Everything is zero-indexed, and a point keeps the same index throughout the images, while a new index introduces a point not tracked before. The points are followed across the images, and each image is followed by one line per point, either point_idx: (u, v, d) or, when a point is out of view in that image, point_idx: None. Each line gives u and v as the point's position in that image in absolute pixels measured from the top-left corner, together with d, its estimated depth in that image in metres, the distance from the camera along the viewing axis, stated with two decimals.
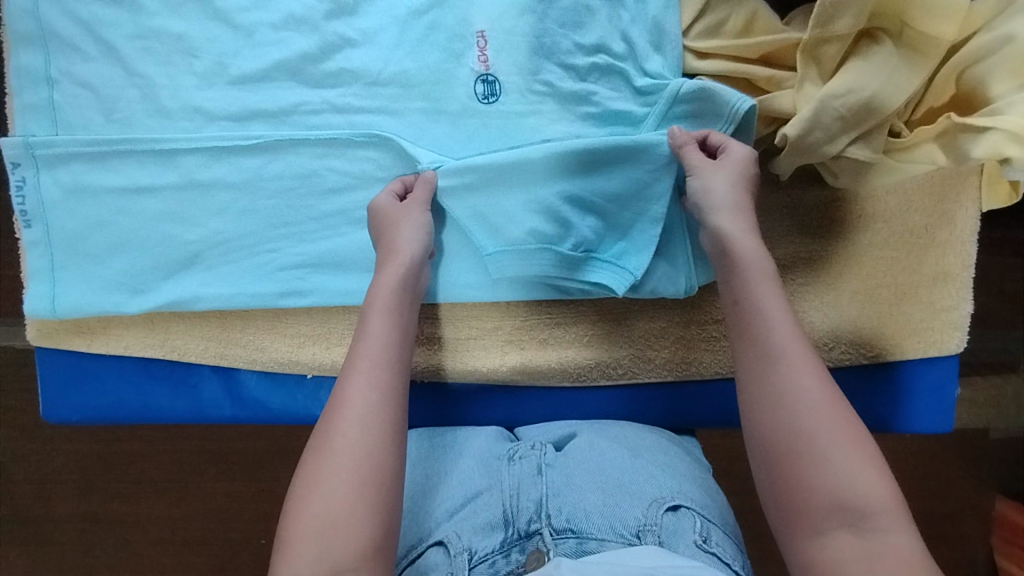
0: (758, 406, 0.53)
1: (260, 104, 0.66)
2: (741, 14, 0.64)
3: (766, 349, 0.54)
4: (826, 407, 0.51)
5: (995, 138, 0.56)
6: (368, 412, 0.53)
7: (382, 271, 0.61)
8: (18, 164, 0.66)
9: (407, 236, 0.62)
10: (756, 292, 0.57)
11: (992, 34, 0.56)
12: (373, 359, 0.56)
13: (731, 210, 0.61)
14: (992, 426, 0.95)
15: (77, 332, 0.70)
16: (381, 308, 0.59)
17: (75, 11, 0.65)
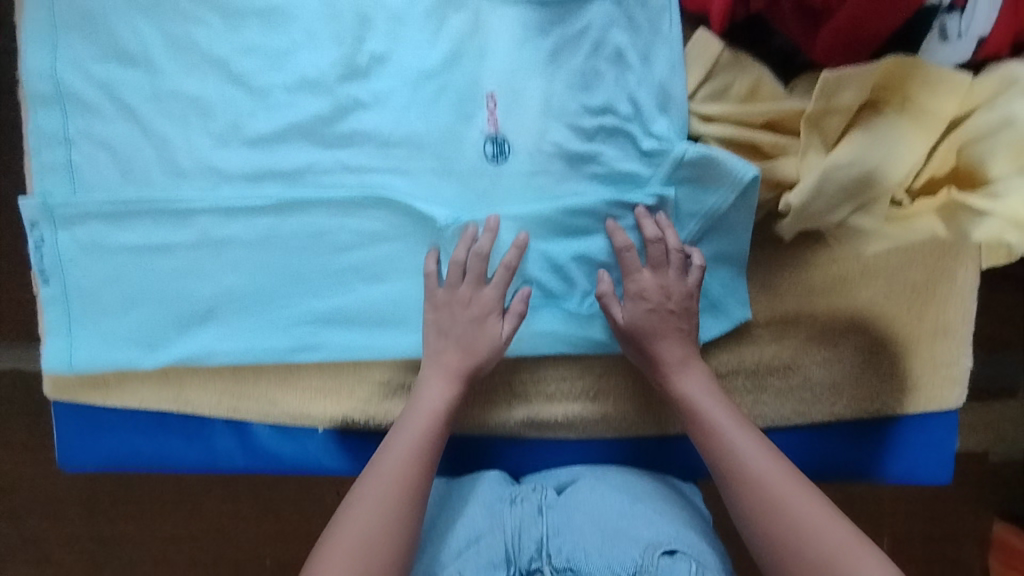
0: (742, 512, 0.59)
1: (275, 165, 0.67)
2: (745, 80, 0.65)
3: (726, 464, 0.61)
4: (804, 500, 0.57)
5: (994, 222, 0.56)
6: (391, 490, 0.59)
7: (428, 381, 0.66)
8: (37, 224, 0.67)
9: (462, 358, 0.66)
10: (706, 413, 0.64)
11: (993, 112, 0.56)
12: (414, 449, 0.61)
13: (672, 358, 0.67)
14: (991, 450, 0.96)
15: (91, 385, 0.71)
16: (428, 410, 0.64)
17: (93, 72, 0.65)
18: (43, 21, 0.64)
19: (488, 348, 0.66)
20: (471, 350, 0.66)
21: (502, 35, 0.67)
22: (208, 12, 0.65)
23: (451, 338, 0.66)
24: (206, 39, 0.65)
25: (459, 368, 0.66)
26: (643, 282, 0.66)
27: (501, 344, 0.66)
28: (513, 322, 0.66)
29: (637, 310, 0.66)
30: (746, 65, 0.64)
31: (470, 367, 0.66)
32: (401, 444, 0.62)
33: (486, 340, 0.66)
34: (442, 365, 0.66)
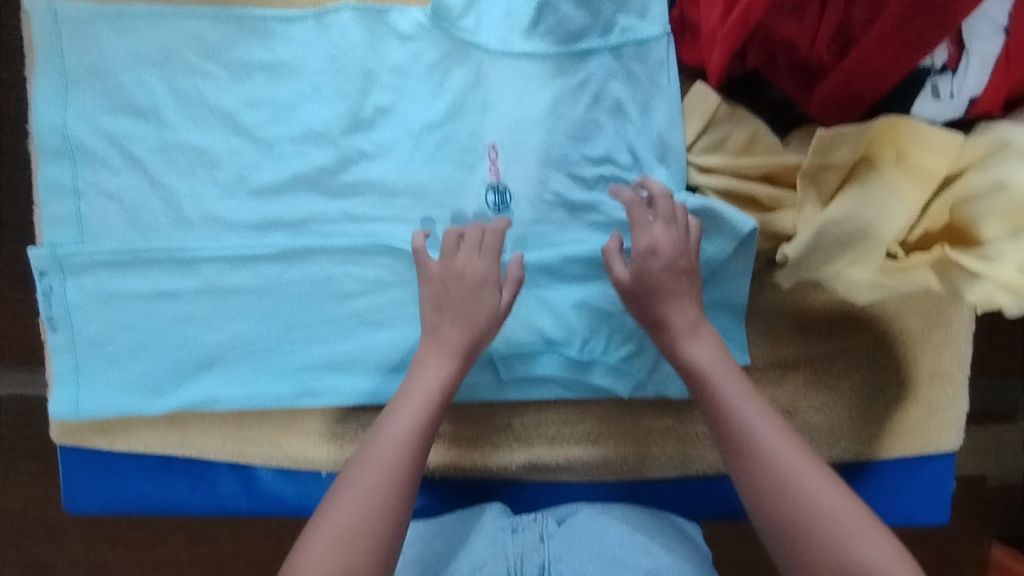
0: (750, 494, 0.57)
1: (280, 215, 0.68)
2: (742, 133, 0.65)
3: (736, 443, 0.58)
4: (814, 482, 0.55)
5: (984, 286, 0.57)
6: (387, 480, 0.57)
7: (422, 359, 0.63)
8: (45, 273, 0.68)
9: (461, 336, 0.63)
10: (717, 386, 0.60)
11: (985, 174, 0.57)
12: (407, 435, 0.59)
13: (683, 324, 0.62)
14: (990, 474, 0.96)
15: (97, 430, 0.72)
16: (422, 390, 0.61)
17: (102, 125, 0.67)
18: (54, 76, 0.66)
19: (484, 317, 0.62)
20: (468, 327, 0.63)
21: (503, 87, 0.68)
22: (215, 65, 0.67)
23: (447, 312, 0.63)
24: (214, 92, 0.67)
25: (454, 349, 0.62)
26: (652, 237, 0.62)
27: (499, 313, 0.63)
28: (513, 288, 0.63)
29: (646, 264, 0.61)
30: (743, 118, 0.65)
31: (468, 345, 0.63)
32: (392, 432, 0.59)
33: (482, 312, 0.62)
34: (437, 342, 0.63)
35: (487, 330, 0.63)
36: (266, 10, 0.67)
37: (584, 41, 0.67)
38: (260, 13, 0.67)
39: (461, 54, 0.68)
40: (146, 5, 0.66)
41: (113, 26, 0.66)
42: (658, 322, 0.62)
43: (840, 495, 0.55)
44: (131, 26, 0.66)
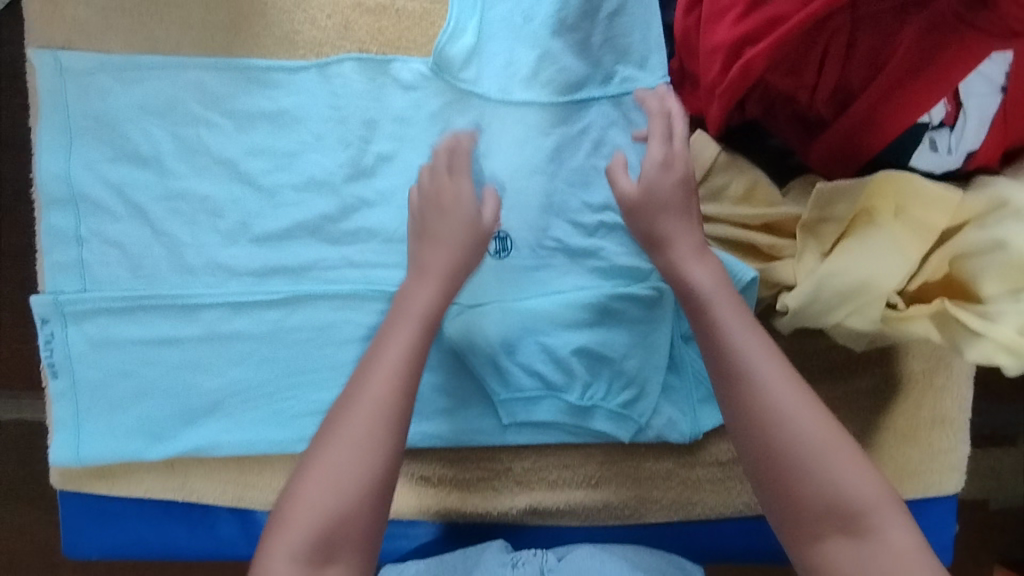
0: (742, 427, 0.55)
1: (281, 261, 0.69)
2: (742, 181, 0.65)
3: (734, 373, 0.55)
4: (812, 417, 0.53)
5: (986, 345, 0.56)
6: (376, 418, 0.54)
7: (411, 282, 0.60)
8: (48, 320, 0.68)
9: (451, 260, 0.60)
10: (717, 316, 0.57)
11: (983, 230, 0.57)
12: (394, 368, 0.56)
13: (684, 235, 0.59)
14: (992, 497, 0.95)
15: (98, 476, 0.71)
16: (412, 317, 0.58)
17: (106, 174, 0.68)
18: (58, 127, 0.68)
19: (469, 236, 0.60)
20: (457, 245, 0.60)
21: (503, 136, 0.69)
22: (218, 113, 0.69)
23: (438, 234, 0.61)
24: (215, 142, 0.69)
25: (442, 269, 0.60)
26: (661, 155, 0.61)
27: (483, 231, 0.61)
28: (494, 207, 0.62)
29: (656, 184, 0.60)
30: (741, 167, 0.65)
31: (452, 267, 0.60)
32: (383, 363, 0.56)
33: (465, 229, 0.60)
34: (423, 267, 0.60)
35: (473, 246, 0.61)
36: (271, 59, 0.70)
37: (585, 90, 0.69)
38: (265, 62, 0.69)
39: (458, 101, 0.69)
40: (154, 58, 0.69)
41: (119, 77, 0.68)
42: (660, 241, 0.60)
43: (837, 427, 0.54)
44: (138, 77, 0.68)
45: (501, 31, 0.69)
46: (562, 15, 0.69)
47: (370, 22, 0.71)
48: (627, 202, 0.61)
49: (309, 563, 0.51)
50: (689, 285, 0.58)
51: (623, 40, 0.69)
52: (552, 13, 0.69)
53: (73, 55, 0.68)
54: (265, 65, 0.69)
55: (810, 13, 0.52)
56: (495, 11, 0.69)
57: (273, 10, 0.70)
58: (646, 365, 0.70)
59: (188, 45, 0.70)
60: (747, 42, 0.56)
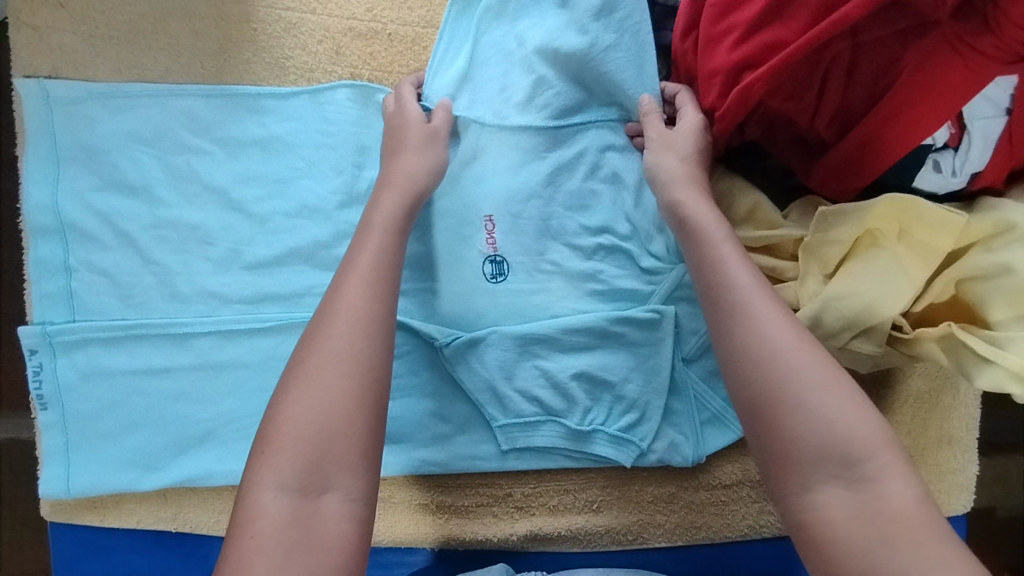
0: (731, 355, 0.52)
1: (274, 288, 0.68)
2: (743, 203, 0.64)
3: (724, 297, 0.54)
4: (805, 348, 0.50)
5: (995, 371, 0.54)
6: (360, 322, 0.54)
7: (382, 195, 0.61)
8: (35, 351, 0.67)
9: (414, 165, 0.63)
10: (710, 240, 0.57)
11: (989, 254, 0.56)
12: (368, 275, 0.56)
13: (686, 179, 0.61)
14: (998, 505, 0.94)
15: (89, 507, 0.70)
16: (377, 225, 0.59)
17: (94, 204, 0.67)
18: (45, 155, 0.67)
19: (422, 136, 0.64)
20: (411, 149, 0.63)
21: (496, 161, 0.69)
22: (207, 139, 0.68)
23: (398, 146, 0.64)
24: (206, 170, 0.68)
25: (402, 174, 0.62)
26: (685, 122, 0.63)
27: (429, 132, 0.65)
28: (444, 116, 0.66)
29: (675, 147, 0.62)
30: (741, 190, 0.65)
31: (412, 170, 0.62)
32: (354, 273, 0.55)
33: (417, 133, 0.64)
34: (387, 176, 0.62)
35: (423, 143, 0.64)
36: (261, 86, 0.70)
37: (581, 114, 0.69)
38: (256, 90, 0.69)
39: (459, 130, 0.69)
40: (142, 85, 0.68)
41: (105, 105, 0.67)
42: (676, 175, 0.61)
43: (830, 364, 0.50)
44: (126, 104, 0.68)
45: (494, 55, 0.70)
46: (556, 48, 0.67)
47: (361, 47, 0.71)
48: (655, 143, 0.63)
49: (303, 493, 0.48)
50: (687, 216, 0.59)
51: (609, 77, 0.67)
52: (547, 44, 0.67)
53: (57, 83, 0.67)
54: (257, 91, 0.69)
55: (810, 38, 0.51)
56: (488, 36, 0.70)
57: (263, 37, 0.70)
58: (647, 388, 0.69)
59: (176, 73, 0.69)
60: (745, 68, 0.56)
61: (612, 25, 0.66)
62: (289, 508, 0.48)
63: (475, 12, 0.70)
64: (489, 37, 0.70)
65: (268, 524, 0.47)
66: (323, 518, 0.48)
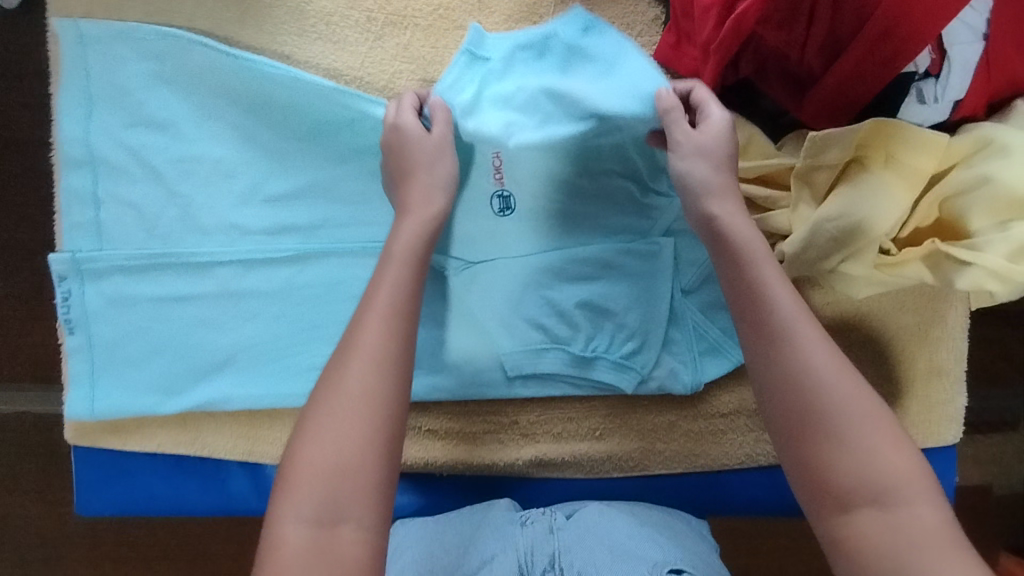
0: (774, 387, 0.53)
1: (293, 220, 0.72)
2: (738, 137, 0.67)
3: (771, 328, 0.53)
4: (848, 381, 0.51)
5: (975, 273, 0.59)
6: (382, 356, 0.53)
7: (401, 219, 0.60)
8: (65, 278, 0.70)
9: (427, 184, 0.61)
10: (754, 266, 0.56)
11: (971, 170, 0.60)
12: (389, 309, 0.55)
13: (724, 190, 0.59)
14: (996, 483, 0.98)
15: (112, 431, 0.73)
16: (397, 255, 0.57)
17: (122, 139, 0.70)
18: (79, 93, 0.70)
19: (431, 148, 0.61)
20: (425, 166, 0.61)
21: None
22: (231, 96, 0.71)
23: (409, 167, 0.62)
24: (230, 121, 0.71)
25: (419, 196, 0.61)
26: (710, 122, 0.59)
27: (434, 144, 0.62)
28: (442, 117, 0.62)
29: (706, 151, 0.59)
30: (739, 124, 0.67)
31: (428, 185, 0.61)
32: (374, 308, 0.54)
33: (427, 148, 0.61)
34: (404, 203, 0.61)
35: (435, 159, 0.61)
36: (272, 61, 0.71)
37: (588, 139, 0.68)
38: (271, 65, 0.70)
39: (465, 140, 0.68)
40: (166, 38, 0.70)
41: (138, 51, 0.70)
42: (712, 184, 0.58)
43: (873, 397, 0.51)
44: (159, 55, 0.70)
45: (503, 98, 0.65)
46: (562, 92, 0.61)
47: None
48: (687, 148, 0.59)
49: (318, 524, 0.48)
50: (728, 239, 0.57)
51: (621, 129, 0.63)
52: (552, 88, 0.62)
53: (91, 25, 0.70)
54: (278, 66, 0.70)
55: None
56: (493, 91, 0.66)
57: None
58: (648, 316, 0.72)
59: (202, 15, 0.72)
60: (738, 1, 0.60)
61: (616, 83, 0.62)
62: (307, 540, 0.48)
63: (481, 70, 0.66)
64: (492, 89, 0.66)
65: (288, 556, 0.47)
66: (341, 547, 0.48)
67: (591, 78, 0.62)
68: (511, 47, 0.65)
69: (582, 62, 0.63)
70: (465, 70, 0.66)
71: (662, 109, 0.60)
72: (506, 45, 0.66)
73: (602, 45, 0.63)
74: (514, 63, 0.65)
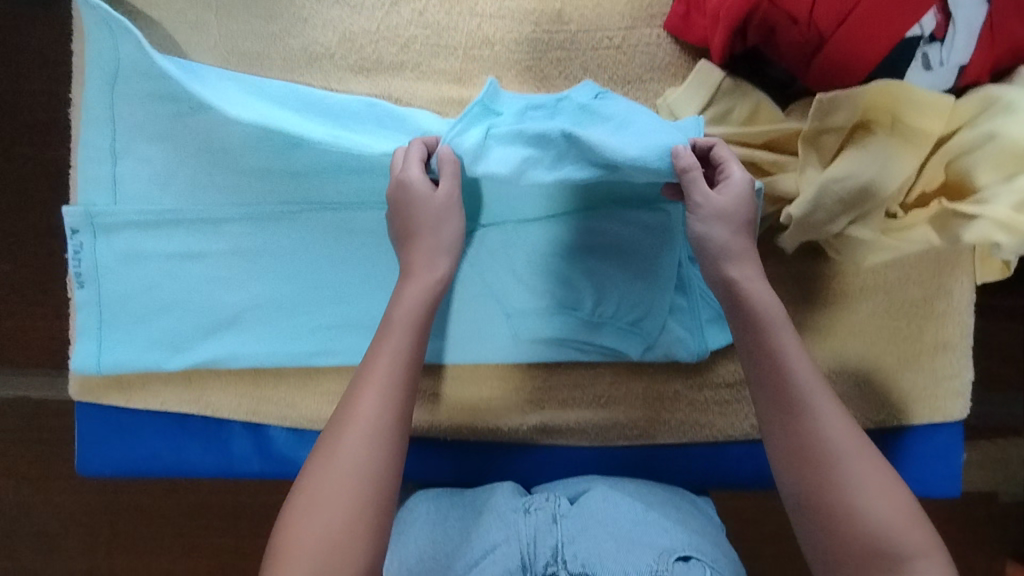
0: (786, 455, 0.56)
1: (305, 181, 0.71)
2: (745, 104, 0.69)
3: (784, 400, 0.56)
4: (857, 450, 0.54)
5: (984, 225, 0.59)
6: (379, 428, 0.54)
7: (403, 285, 0.61)
8: (77, 231, 0.70)
9: (431, 248, 0.62)
10: (762, 341, 0.58)
11: (974, 130, 0.61)
12: (388, 380, 0.56)
13: (742, 254, 0.60)
14: (1002, 490, 0.97)
15: (116, 388, 0.73)
16: (396, 324, 0.59)
17: (143, 95, 0.69)
18: (102, 74, 0.68)
19: (439, 208, 0.61)
20: (430, 230, 0.61)
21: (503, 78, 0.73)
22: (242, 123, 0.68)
23: (413, 230, 0.62)
24: (240, 137, 0.70)
25: (424, 261, 0.61)
26: (732, 185, 0.59)
27: (441, 204, 0.61)
28: (450, 171, 0.61)
29: (728, 214, 0.59)
30: (746, 91, 0.68)
31: (431, 250, 0.61)
32: (374, 377, 0.56)
33: (431, 210, 0.61)
34: (408, 267, 0.62)
35: (440, 223, 0.61)
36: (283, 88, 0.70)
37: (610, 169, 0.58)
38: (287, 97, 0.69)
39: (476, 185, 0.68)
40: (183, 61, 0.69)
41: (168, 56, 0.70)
42: (730, 249, 0.59)
43: (880, 469, 0.54)
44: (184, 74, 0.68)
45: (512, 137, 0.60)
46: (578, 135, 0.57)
47: None
48: (708, 211, 0.59)
49: None
50: (748, 310, 0.58)
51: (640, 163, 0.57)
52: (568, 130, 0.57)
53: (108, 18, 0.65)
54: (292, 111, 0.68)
55: None
56: (502, 131, 0.61)
57: None
58: (655, 281, 0.71)
59: None
60: None
61: (634, 134, 0.60)
62: None
63: (492, 121, 0.63)
64: (501, 132, 0.61)
65: None
66: None
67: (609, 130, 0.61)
68: (525, 104, 0.64)
69: (596, 122, 0.63)
70: (476, 120, 0.63)
71: (681, 170, 0.58)
72: (519, 102, 0.65)
73: (615, 107, 0.64)
74: (527, 117, 0.64)
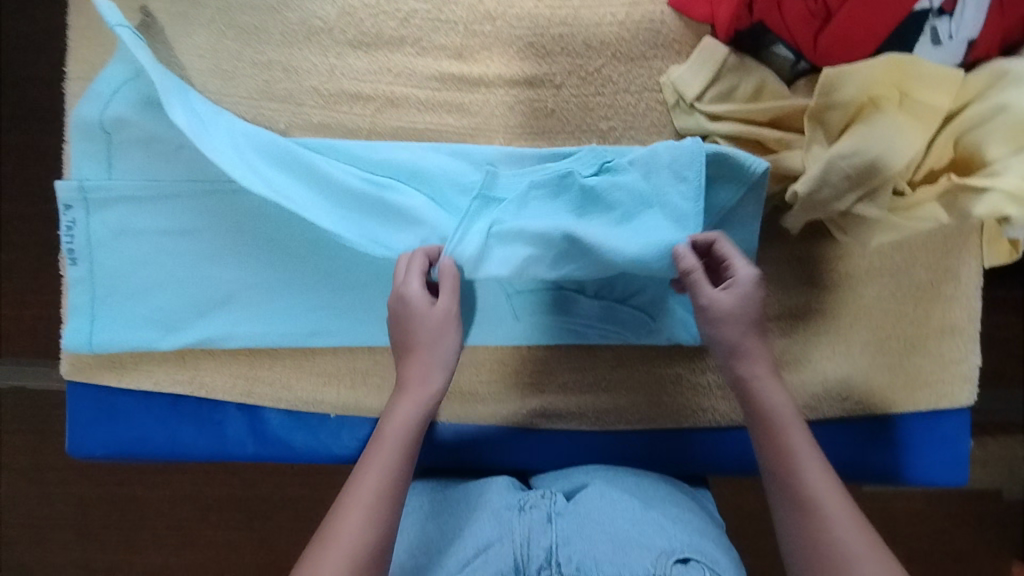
0: (800, 558, 0.52)
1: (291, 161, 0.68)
2: (750, 81, 0.68)
3: (798, 500, 0.53)
4: (873, 558, 0.50)
5: (994, 197, 0.59)
6: (363, 550, 0.50)
7: (395, 404, 0.58)
8: (70, 206, 0.69)
9: (425, 364, 0.59)
10: (782, 447, 0.56)
11: (985, 103, 0.60)
12: (375, 495, 0.53)
13: (756, 355, 0.59)
14: (1006, 488, 0.96)
15: (109, 367, 0.72)
16: (387, 441, 0.56)
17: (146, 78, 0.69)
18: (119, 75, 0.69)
19: (436, 325, 0.59)
20: (426, 346, 0.59)
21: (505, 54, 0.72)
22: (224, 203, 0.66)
23: (411, 344, 0.60)
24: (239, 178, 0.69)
25: (418, 378, 0.59)
26: (740, 288, 0.59)
27: (439, 318, 0.60)
28: (451, 286, 0.60)
29: (739, 319, 0.58)
30: (751, 68, 0.67)
31: (425, 368, 0.59)
32: (360, 496, 0.53)
33: (428, 327, 0.59)
34: (402, 382, 0.59)
35: (438, 336, 0.59)
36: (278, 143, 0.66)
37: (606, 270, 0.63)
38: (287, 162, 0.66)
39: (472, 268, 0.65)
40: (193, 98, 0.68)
41: (188, 100, 0.67)
42: (741, 349, 0.58)
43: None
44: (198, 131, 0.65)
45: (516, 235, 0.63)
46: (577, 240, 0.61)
47: None
48: (713, 313, 0.59)
49: None
50: (760, 407, 0.57)
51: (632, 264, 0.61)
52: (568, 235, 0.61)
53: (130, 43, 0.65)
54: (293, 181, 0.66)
55: None
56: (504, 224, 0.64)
57: None
58: None
59: None
60: None
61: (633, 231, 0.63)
62: None
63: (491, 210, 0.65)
64: (505, 224, 0.64)
65: None
66: None
67: (608, 222, 0.64)
68: (528, 186, 0.65)
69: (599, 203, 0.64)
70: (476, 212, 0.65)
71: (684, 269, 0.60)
72: (518, 185, 0.66)
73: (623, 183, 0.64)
74: (528, 200, 0.65)
